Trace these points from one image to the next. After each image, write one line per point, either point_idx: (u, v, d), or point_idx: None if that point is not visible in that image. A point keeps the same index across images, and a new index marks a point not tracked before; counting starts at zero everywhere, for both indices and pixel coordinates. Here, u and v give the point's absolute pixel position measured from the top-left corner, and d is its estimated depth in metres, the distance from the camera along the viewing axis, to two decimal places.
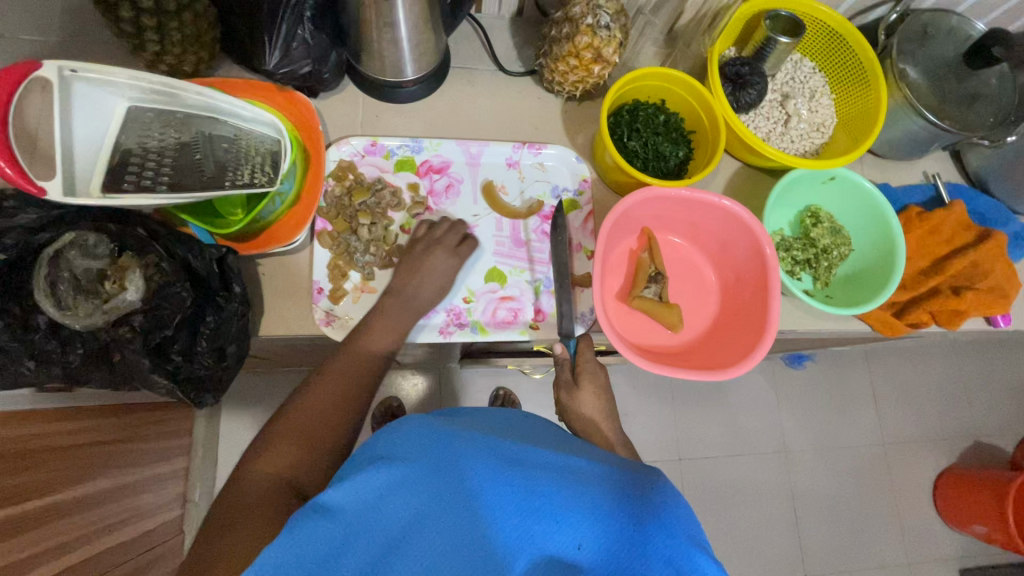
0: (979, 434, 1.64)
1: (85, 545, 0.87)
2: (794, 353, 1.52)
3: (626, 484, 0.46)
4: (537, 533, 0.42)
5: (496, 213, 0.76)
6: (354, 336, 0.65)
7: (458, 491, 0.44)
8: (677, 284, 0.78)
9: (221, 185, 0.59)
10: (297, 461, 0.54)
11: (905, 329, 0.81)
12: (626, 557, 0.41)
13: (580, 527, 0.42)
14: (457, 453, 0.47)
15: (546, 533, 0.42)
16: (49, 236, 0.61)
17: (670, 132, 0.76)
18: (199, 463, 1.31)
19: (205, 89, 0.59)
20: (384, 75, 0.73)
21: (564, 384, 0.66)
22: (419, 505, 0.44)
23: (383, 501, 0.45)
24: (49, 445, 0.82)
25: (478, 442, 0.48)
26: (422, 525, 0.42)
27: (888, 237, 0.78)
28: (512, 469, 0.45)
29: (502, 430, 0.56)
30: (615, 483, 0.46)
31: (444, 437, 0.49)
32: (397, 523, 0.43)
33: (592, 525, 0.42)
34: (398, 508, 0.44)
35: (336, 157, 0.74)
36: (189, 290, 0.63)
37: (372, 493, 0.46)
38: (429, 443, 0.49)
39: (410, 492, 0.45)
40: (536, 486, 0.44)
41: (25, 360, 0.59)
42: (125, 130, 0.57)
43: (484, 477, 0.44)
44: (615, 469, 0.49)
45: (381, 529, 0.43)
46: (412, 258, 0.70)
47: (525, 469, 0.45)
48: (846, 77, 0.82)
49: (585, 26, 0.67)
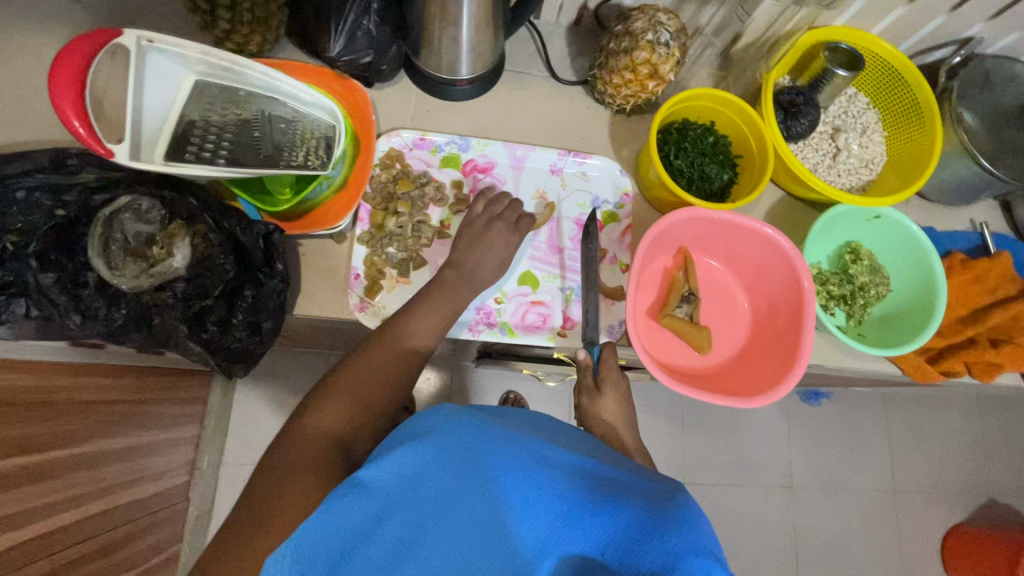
0: (995, 493, 1.59)
1: (84, 502, 0.88)
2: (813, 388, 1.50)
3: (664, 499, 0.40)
4: (566, 537, 0.37)
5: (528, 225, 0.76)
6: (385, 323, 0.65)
7: (489, 479, 0.40)
8: (710, 308, 0.77)
9: (276, 164, 0.61)
10: (351, 416, 0.55)
11: (937, 376, 0.80)
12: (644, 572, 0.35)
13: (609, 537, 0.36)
14: (492, 441, 0.43)
15: (575, 536, 0.37)
16: (107, 197, 0.63)
17: (717, 154, 0.76)
18: (210, 432, 1.33)
19: (269, 70, 0.61)
20: (440, 73, 0.74)
21: (585, 390, 0.66)
22: (447, 490, 0.40)
23: (413, 483, 0.41)
24: (65, 400, 0.84)
25: (515, 436, 0.44)
26: (449, 512, 0.39)
27: (929, 281, 0.76)
28: (546, 466, 0.41)
29: (539, 431, 0.51)
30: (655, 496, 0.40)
31: (481, 424, 0.45)
32: (422, 511, 0.40)
33: (623, 538, 0.36)
34: (426, 493, 0.41)
35: (385, 147, 0.76)
36: (232, 263, 0.65)
37: (399, 474, 0.42)
38: (464, 427, 0.45)
39: (439, 477, 0.41)
40: (569, 489, 0.39)
41: (72, 314, 0.61)
42: (191, 103, 0.59)
43: (518, 471, 0.40)
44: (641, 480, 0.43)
45: (408, 513, 0.40)
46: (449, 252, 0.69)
47: (561, 471, 0.41)
48: (900, 115, 0.81)
49: (645, 41, 0.68)
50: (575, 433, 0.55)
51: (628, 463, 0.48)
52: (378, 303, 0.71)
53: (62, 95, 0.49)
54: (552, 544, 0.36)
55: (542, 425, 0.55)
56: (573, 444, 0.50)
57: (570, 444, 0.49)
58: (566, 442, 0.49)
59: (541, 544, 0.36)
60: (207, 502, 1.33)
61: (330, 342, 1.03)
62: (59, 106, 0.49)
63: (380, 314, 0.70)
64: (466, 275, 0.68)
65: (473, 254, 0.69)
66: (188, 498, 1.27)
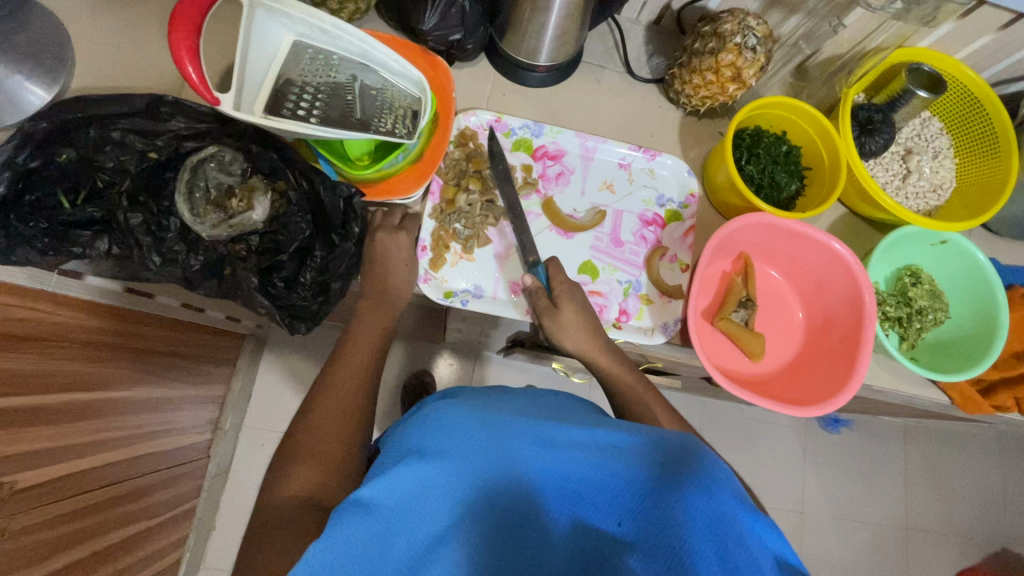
0: (1009, 542, 1.56)
1: (110, 447, 0.90)
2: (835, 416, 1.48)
3: (652, 455, 0.47)
4: (576, 509, 0.44)
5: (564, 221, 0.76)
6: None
7: (492, 478, 0.45)
8: (765, 315, 0.77)
9: (367, 129, 0.62)
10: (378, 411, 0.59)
11: (988, 409, 0.79)
12: (668, 526, 0.42)
13: (615, 503, 0.44)
14: (488, 439, 0.48)
15: (585, 509, 0.44)
16: (195, 145, 0.66)
17: (789, 164, 0.76)
18: (236, 394, 1.35)
19: (366, 36, 0.62)
20: (519, 56, 0.75)
21: (544, 311, 0.68)
22: (457, 496, 0.44)
23: (423, 492, 0.45)
24: (110, 343, 0.86)
25: (506, 427, 0.50)
26: (465, 518, 0.44)
27: (991, 310, 0.76)
28: (543, 453, 0.47)
29: (538, 411, 0.58)
30: (649, 455, 0.47)
31: (476, 423, 0.51)
32: (437, 517, 0.44)
33: (628, 501, 0.44)
34: (439, 502, 0.44)
35: (461, 125, 0.77)
36: (308, 223, 0.67)
37: (408, 483, 0.46)
38: (460, 429, 0.50)
39: (449, 483, 0.45)
40: (569, 466, 0.46)
41: (153, 255, 0.63)
42: (290, 62, 0.61)
43: (520, 462, 0.46)
44: (652, 441, 0.50)
45: (423, 522, 0.43)
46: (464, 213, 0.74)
47: (558, 449, 0.48)
48: (975, 143, 0.80)
49: (733, 44, 0.68)
50: (578, 408, 0.62)
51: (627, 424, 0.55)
52: (440, 276, 0.73)
53: (179, 42, 0.52)
54: (567, 519, 0.44)
55: (543, 403, 0.62)
56: (568, 416, 0.57)
57: (565, 417, 0.57)
58: (561, 417, 0.56)
59: (557, 525, 0.44)
60: (224, 462, 1.35)
61: None
62: (177, 55, 0.51)
63: (442, 287, 0.72)
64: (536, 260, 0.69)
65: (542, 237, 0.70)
66: (208, 455, 1.29)
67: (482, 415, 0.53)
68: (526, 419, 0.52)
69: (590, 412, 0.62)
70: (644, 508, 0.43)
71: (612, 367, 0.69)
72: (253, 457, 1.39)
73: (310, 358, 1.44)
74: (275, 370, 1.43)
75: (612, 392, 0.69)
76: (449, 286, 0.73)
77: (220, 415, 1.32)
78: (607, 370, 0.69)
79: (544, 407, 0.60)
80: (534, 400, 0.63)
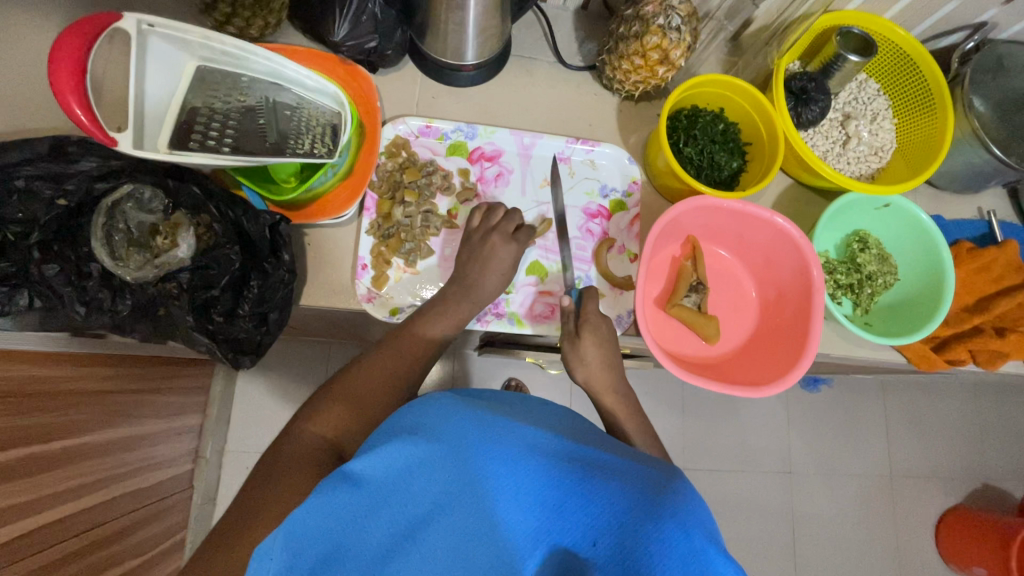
0: (989, 477, 1.55)
1: (82, 494, 0.79)
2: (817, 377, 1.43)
3: (650, 487, 0.42)
4: (552, 523, 0.38)
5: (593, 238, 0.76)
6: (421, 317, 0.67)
7: (478, 470, 0.41)
8: (717, 297, 0.77)
9: (282, 153, 0.60)
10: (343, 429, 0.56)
11: (943, 365, 0.80)
12: (639, 548, 0.37)
13: (593, 522, 0.38)
14: (486, 430, 0.44)
15: (559, 525, 0.38)
16: (109, 186, 0.62)
17: (727, 141, 0.75)
18: (213, 422, 1.23)
19: (273, 55, 0.60)
20: (445, 58, 0.73)
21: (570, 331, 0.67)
22: (441, 481, 0.41)
23: (409, 476, 0.43)
24: (70, 391, 0.76)
25: (508, 425, 0.46)
26: (441, 509, 0.40)
27: (938, 270, 0.76)
28: (536, 456, 0.42)
29: (525, 416, 0.54)
30: (644, 486, 0.42)
31: (477, 416, 0.47)
32: (415, 505, 0.41)
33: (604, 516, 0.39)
34: (413, 494, 0.42)
35: (391, 134, 0.75)
36: (238, 253, 0.64)
37: (396, 466, 0.44)
38: (461, 417, 0.47)
39: (434, 469, 0.42)
40: (556, 476, 0.41)
41: (76, 305, 0.59)
42: (193, 90, 0.58)
43: (507, 462, 0.41)
44: (638, 469, 0.45)
45: (401, 507, 0.42)
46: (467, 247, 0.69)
47: (553, 457, 0.43)
48: (911, 102, 0.80)
49: (656, 26, 0.66)
50: (574, 422, 0.58)
51: (626, 452, 0.51)
52: (385, 294, 0.71)
53: (60, 79, 0.47)
54: (539, 532, 0.38)
55: (530, 410, 0.58)
56: (566, 430, 0.53)
57: (560, 430, 0.52)
58: (560, 430, 0.52)
59: (525, 539, 0.38)
60: (210, 491, 1.25)
61: (327, 328, 1.00)
62: (59, 89, 0.47)
63: (388, 304, 0.71)
64: (491, 270, 0.67)
65: (492, 245, 0.68)
66: (191, 486, 1.18)
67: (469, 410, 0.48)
68: (530, 425, 0.48)
69: (587, 429, 0.57)
70: (617, 529, 0.38)
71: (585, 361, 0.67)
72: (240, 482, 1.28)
73: (284, 376, 1.33)
74: (262, 388, 1.33)
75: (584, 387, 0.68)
76: (395, 303, 0.71)
77: (198, 444, 1.21)
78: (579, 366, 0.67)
79: (528, 412, 0.57)
80: (520, 404, 0.59)
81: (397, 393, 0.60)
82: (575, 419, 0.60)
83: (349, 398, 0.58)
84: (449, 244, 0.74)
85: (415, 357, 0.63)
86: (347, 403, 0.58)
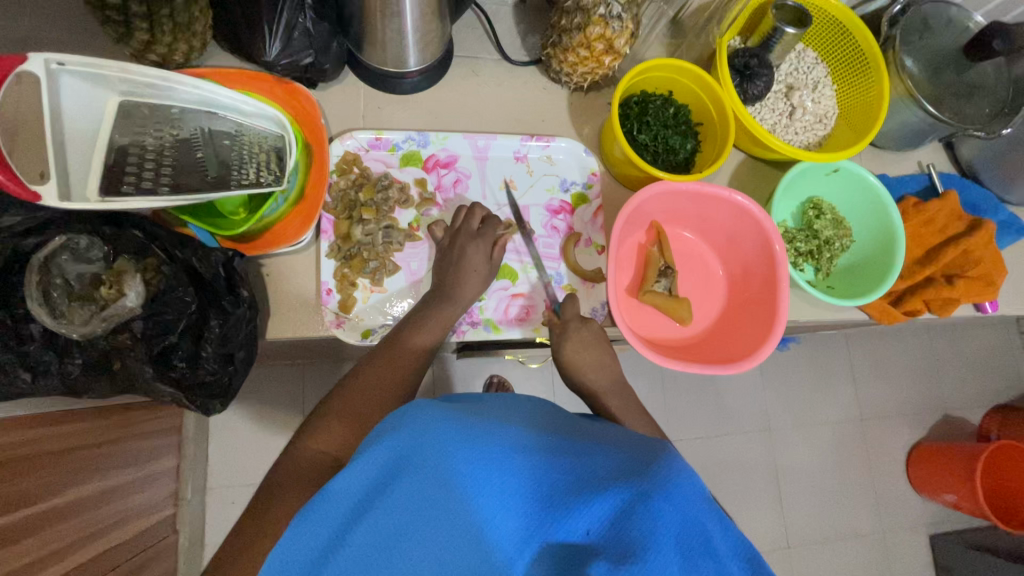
0: (949, 408, 1.63)
1: (62, 557, 0.71)
2: (792, 337, 1.43)
3: (638, 469, 0.43)
4: (542, 522, 0.39)
5: (562, 240, 0.77)
6: (401, 332, 0.65)
7: (458, 477, 0.40)
8: (686, 280, 0.79)
9: (227, 186, 0.58)
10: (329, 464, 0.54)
11: (903, 317, 0.83)
12: (628, 531, 0.38)
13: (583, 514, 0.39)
14: (470, 434, 0.43)
15: (552, 523, 0.39)
16: (38, 241, 0.57)
17: (679, 124, 0.76)
18: (190, 460, 1.14)
19: (202, 82, 0.56)
20: (387, 66, 0.70)
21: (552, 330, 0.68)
22: (421, 488, 0.41)
23: (386, 486, 0.42)
24: (22, 457, 0.67)
25: (490, 426, 0.45)
26: (424, 519, 0.40)
27: (889, 228, 0.79)
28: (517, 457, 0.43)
29: (513, 413, 0.53)
30: (624, 468, 0.43)
31: (456, 419, 0.45)
32: (402, 512, 0.41)
33: (600, 510, 0.39)
34: (400, 502, 0.41)
35: (339, 151, 0.73)
36: (193, 295, 0.61)
37: (371, 477, 0.43)
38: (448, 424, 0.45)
39: (415, 476, 0.41)
40: (540, 472, 0.42)
41: (19, 372, 0.55)
42: (119, 128, 0.53)
43: (489, 462, 0.41)
44: (628, 454, 0.46)
45: (387, 516, 0.41)
46: (444, 263, 0.68)
47: (538, 456, 0.43)
48: (848, 68, 0.82)
49: (597, 16, 0.65)
50: (553, 410, 0.58)
51: (616, 434, 0.52)
52: (355, 316, 0.69)
53: None
54: (527, 531, 0.39)
55: (517, 406, 0.57)
56: (550, 421, 0.52)
57: (541, 421, 0.52)
58: (546, 422, 0.51)
59: (517, 541, 0.38)
60: (197, 531, 1.16)
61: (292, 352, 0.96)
62: None
63: (359, 327, 0.69)
64: (463, 280, 0.67)
65: (466, 256, 0.67)
66: (176, 529, 1.09)
67: (455, 414, 0.47)
68: (519, 425, 0.48)
69: (574, 417, 0.57)
70: (611, 521, 0.39)
71: (573, 351, 0.66)
72: (228, 519, 1.20)
73: (253, 407, 1.24)
74: (238, 419, 1.24)
75: (575, 381, 0.67)
76: (366, 324, 0.70)
77: (179, 486, 1.11)
78: (570, 356, 0.67)
79: (514, 407, 0.56)
80: (506, 402, 0.58)
81: (386, 409, 0.57)
82: (562, 408, 0.60)
83: (341, 425, 0.56)
84: (433, 251, 0.73)
85: (397, 378, 0.61)
86: (336, 429, 0.55)
